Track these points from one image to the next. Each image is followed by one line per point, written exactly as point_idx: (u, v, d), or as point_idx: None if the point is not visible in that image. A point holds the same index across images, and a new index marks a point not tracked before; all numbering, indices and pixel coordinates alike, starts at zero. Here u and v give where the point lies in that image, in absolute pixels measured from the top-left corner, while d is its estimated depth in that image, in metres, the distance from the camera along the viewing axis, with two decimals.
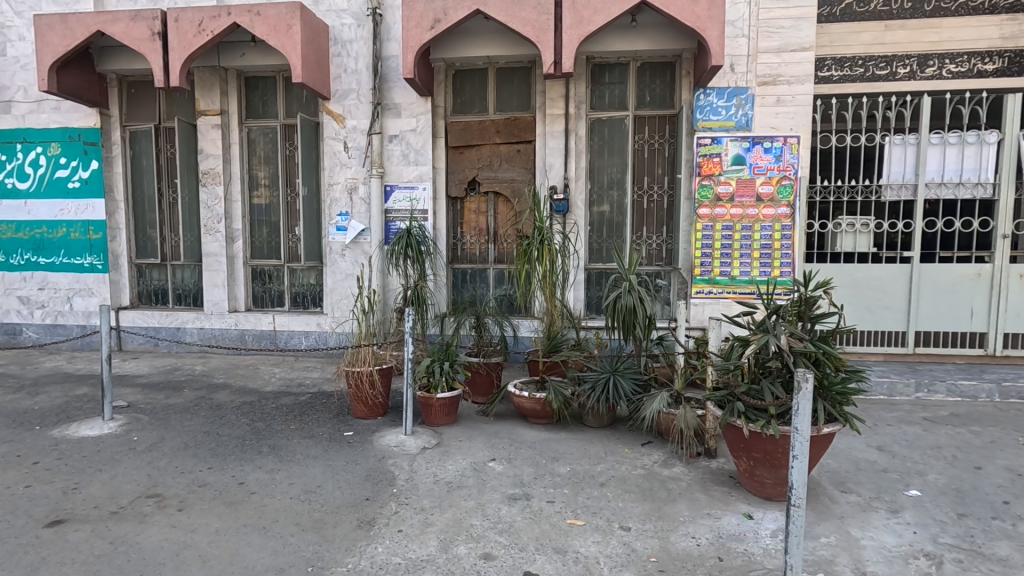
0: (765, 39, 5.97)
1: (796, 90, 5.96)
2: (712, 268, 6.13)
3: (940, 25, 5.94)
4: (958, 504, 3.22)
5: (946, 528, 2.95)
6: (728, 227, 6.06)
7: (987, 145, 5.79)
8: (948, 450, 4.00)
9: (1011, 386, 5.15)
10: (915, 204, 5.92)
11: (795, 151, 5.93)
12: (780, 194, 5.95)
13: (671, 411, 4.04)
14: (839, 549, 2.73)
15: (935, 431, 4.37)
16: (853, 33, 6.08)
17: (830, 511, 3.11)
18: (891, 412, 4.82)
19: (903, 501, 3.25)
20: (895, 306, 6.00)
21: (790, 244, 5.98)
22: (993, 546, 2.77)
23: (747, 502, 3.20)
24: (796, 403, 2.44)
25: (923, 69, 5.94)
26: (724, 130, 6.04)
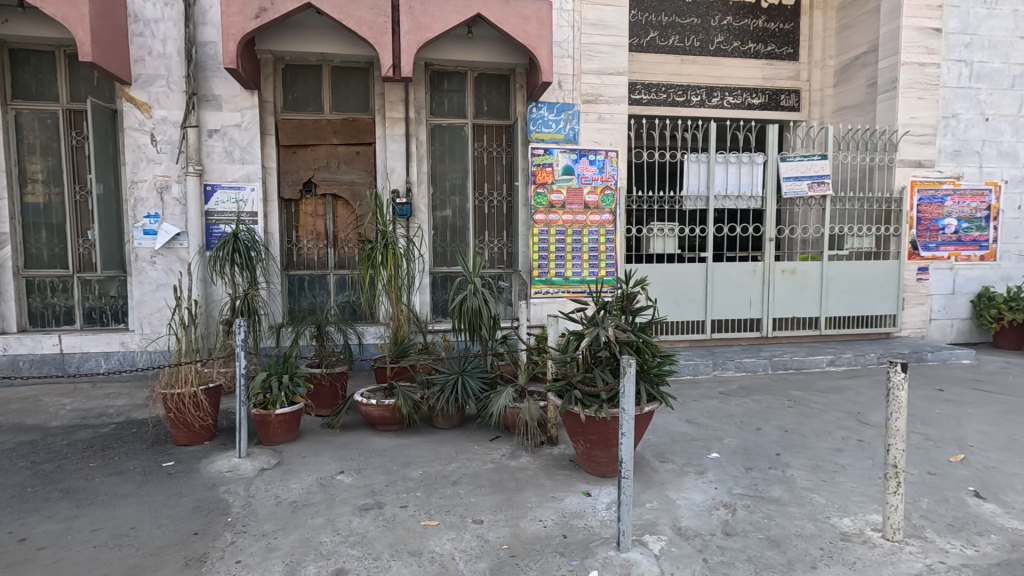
0: (587, 61, 6.60)
1: (613, 109, 6.69)
2: (548, 269, 6.57)
3: (721, 63, 8.11)
4: (746, 460, 3.90)
5: (738, 480, 3.57)
6: (561, 232, 6.56)
7: (756, 165, 7.04)
8: (737, 417, 4.82)
9: (779, 360, 6.36)
10: (708, 212, 6.99)
11: (615, 164, 6.65)
12: (603, 203, 6.62)
13: (517, 405, 4.28)
14: (660, 512, 3.14)
15: (728, 402, 5.23)
16: (659, 63, 7.93)
17: (653, 479, 3.55)
18: (696, 389, 5.66)
19: (707, 463, 3.84)
20: (696, 299, 7.03)
21: (613, 247, 6.69)
22: (771, 490, 3.42)
23: (585, 481, 3.52)
24: (623, 386, 2.75)
25: (710, 98, 8.12)
26: (555, 142, 6.53)
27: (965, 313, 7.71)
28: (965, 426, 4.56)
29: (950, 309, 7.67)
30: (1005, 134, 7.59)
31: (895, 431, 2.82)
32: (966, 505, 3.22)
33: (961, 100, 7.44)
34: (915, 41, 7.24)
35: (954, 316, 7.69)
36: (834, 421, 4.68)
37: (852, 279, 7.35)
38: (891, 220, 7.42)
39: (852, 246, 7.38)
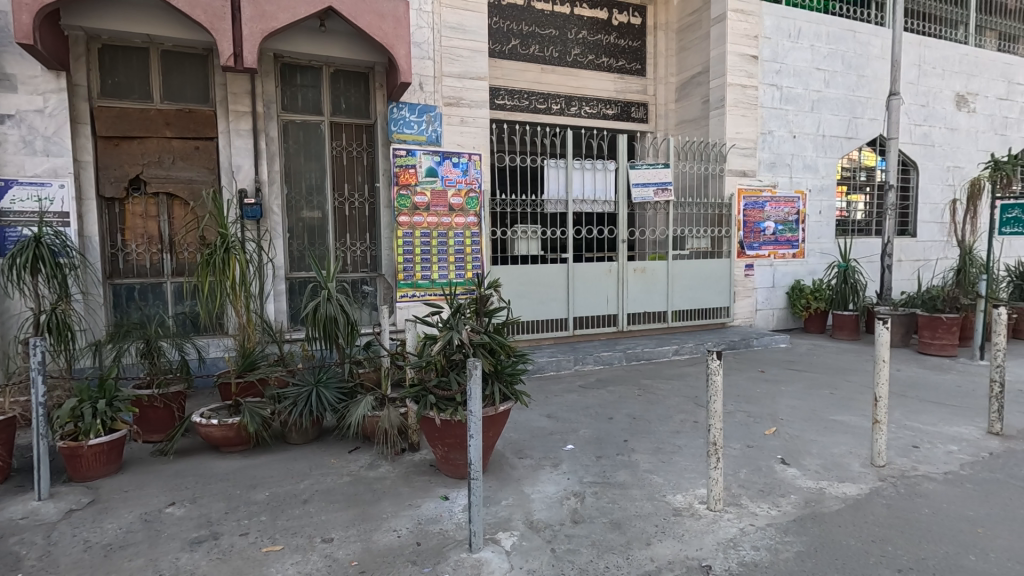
0: (448, 64, 6.61)
1: (475, 113, 6.77)
2: (414, 273, 6.47)
3: (578, 74, 8.59)
4: (597, 449, 4.15)
5: (588, 469, 3.78)
6: (427, 234, 6.49)
7: (609, 171, 7.56)
8: (593, 408, 5.12)
9: (633, 352, 6.87)
10: (567, 215, 7.34)
11: (478, 167, 6.75)
12: (468, 205, 6.69)
13: (376, 413, 4.15)
14: (515, 507, 3.22)
15: (586, 395, 5.54)
16: (521, 70, 8.18)
17: (510, 476, 3.64)
18: (558, 384, 5.92)
19: (562, 455, 4.03)
20: (558, 298, 7.36)
21: (479, 250, 6.78)
22: (617, 475, 3.67)
23: (444, 485, 3.51)
24: (470, 389, 2.77)
25: (569, 107, 8.58)
26: (417, 143, 6.43)
27: (782, 303, 8.93)
28: (779, 401, 5.27)
29: (771, 300, 8.83)
30: (808, 149, 8.91)
31: (714, 411, 3.17)
32: (774, 471, 3.71)
33: (775, 119, 8.60)
34: (738, 65, 8.24)
35: (774, 306, 8.86)
36: (675, 406, 5.16)
37: (693, 276, 8.17)
38: (723, 223, 8.36)
39: (692, 246, 8.19)
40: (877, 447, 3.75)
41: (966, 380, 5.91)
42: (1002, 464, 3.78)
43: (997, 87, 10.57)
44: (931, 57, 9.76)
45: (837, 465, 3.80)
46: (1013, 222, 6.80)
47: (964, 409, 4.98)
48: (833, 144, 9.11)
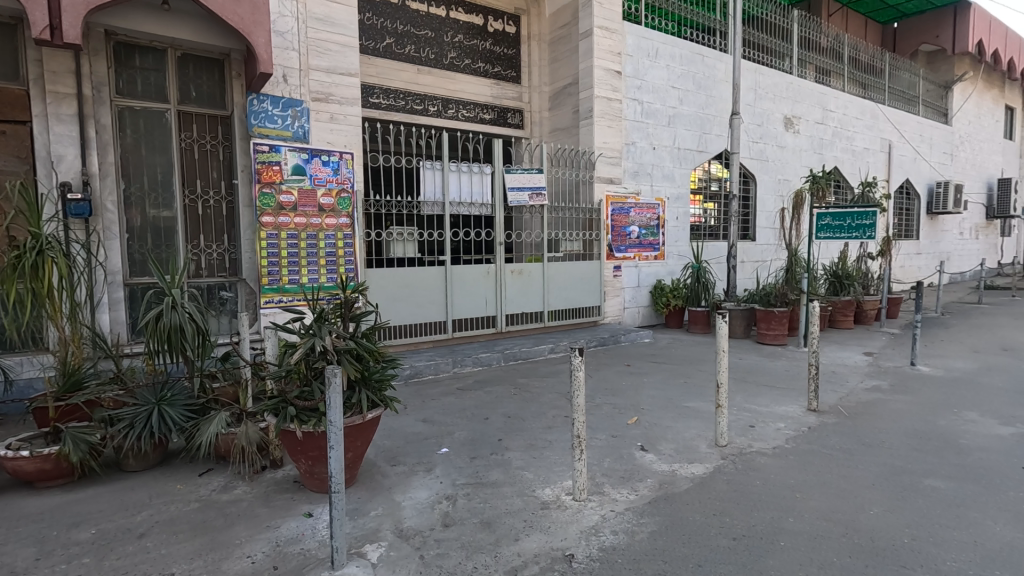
0: (315, 57, 6.28)
1: (346, 110, 6.51)
2: (280, 277, 6.05)
3: (455, 78, 8.63)
4: (471, 450, 4.16)
5: (462, 471, 3.78)
6: (293, 236, 6.10)
7: (485, 174, 7.65)
8: (469, 410, 5.13)
9: (510, 352, 7.02)
10: (444, 217, 7.30)
11: (350, 167, 6.48)
12: (340, 205, 6.40)
13: (231, 431, 3.79)
14: (384, 517, 3.13)
15: (464, 397, 5.55)
16: (396, 69, 8.02)
17: (381, 485, 3.53)
18: (436, 387, 5.87)
19: (436, 459, 3.99)
20: (437, 301, 7.30)
21: (352, 252, 6.50)
22: (489, 475, 3.71)
23: (308, 502, 3.31)
24: (329, 398, 2.64)
25: (446, 110, 8.59)
26: (281, 139, 6.02)
27: (646, 301, 9.65)
28: (641, 392, 5.68)
29: (637, 298, 9.50)
30: (666, 160, 9.73)
31: (577, 406, 3.38)
32: (634, 458, 3.98)
33: (637, 131, 9.29)
34: (604, 79, 8.77)
35: (640, 304, 9.56)
36: (549, 402, 5.34)
37: (567, 277, 8.53)
38: (593, 227, 8.85)
39: (566, 249, 8.54)
40: (720, 428, 4.18)
41: (793, 365, 6.81)
42: (817, 436, 4.39)
43: (814, 113, 12.34)
44: (765, 83, 11.15)
45: (688, 448, 4.17)
46: (826, 229, 7.95)
47: (791, 390, 5.72)
48: (687, 157, 10.04)
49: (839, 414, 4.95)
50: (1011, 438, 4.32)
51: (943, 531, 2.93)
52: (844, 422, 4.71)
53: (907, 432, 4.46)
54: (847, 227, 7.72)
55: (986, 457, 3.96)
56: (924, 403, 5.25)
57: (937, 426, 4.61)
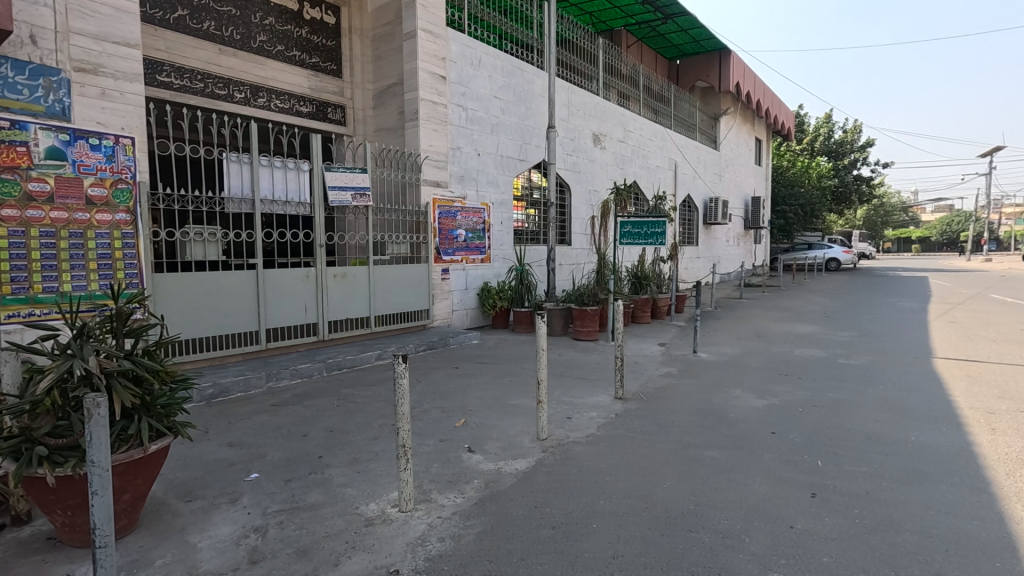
0: (78, 19, 5.21)
1: (123, 87, 5.51)
2: (29, 286, 4.86)
3: (266, 64, 8.13)
4: (287, 472, 3.79)
5: (275, 497, 3.41)
6: (50, 234, 4.97)
7: (302, 171, 7.13)
8: (285, 427, 4.68)
9: (333, 361, 6.60)
10: (254, 216, 6.61)
11: (130, 153, 5.50)
12: (116, 199, 5.38)
13: None
14: (173, 565, 2.67)
15: (278, 413, 5.05)
16: (191, 47, 7.27)
17: (171, 527, 3.02)
18: (245, 406, 5.25)
19: (243, 487, 3.54)
20: (247, 308, 6.56)
21: (135, 253, 5.52)
22: (307, 497, 3.40)
23: (67, 562, 2.69)
24: (89, 435, 2.20)
25: (256, 98, 8.01)
26: (28, 113, 4.81)
27: (474, 303, 9.86)
28: (469, 393, 5.75)
29: (465, 301, 9.65)
30: (490, 167, 10.05)
31: (402, 414, 3.30)
32: (461, 461, 3.99)
33: (463, 136, 9.44)
34: (428, 82, 8.74)
35: (468, 306, 9.73)
36: (375, 411, 5.11)
37: (394, 280, 8.31)
38: (420, 230, 8.75)
39: (392, 251, 8.36)
40: (541, 423, 4.41)
41: (603, 358, 7.50)
42: (623, 422, 4.87)
43: (617, 132, 13.85)
44: (576, 101, 12.19)
45: (512, 444, 4.32)
46: (627, 235, 8.92)
47: (601, 381, 6.28)
48: (510, 164, 10.50)
49: (641, 400, 5.57)
50: (764, 409, 5.28)
51: (718, 494, 3.45)
52: (644, 407, 5.31)
53: (692, 411, 5.19)
54: (644, 235, 8.75)
55: (747, 426, 4.77)
56: (704, 385, 6.17)
57: (713, 404, 5.45)
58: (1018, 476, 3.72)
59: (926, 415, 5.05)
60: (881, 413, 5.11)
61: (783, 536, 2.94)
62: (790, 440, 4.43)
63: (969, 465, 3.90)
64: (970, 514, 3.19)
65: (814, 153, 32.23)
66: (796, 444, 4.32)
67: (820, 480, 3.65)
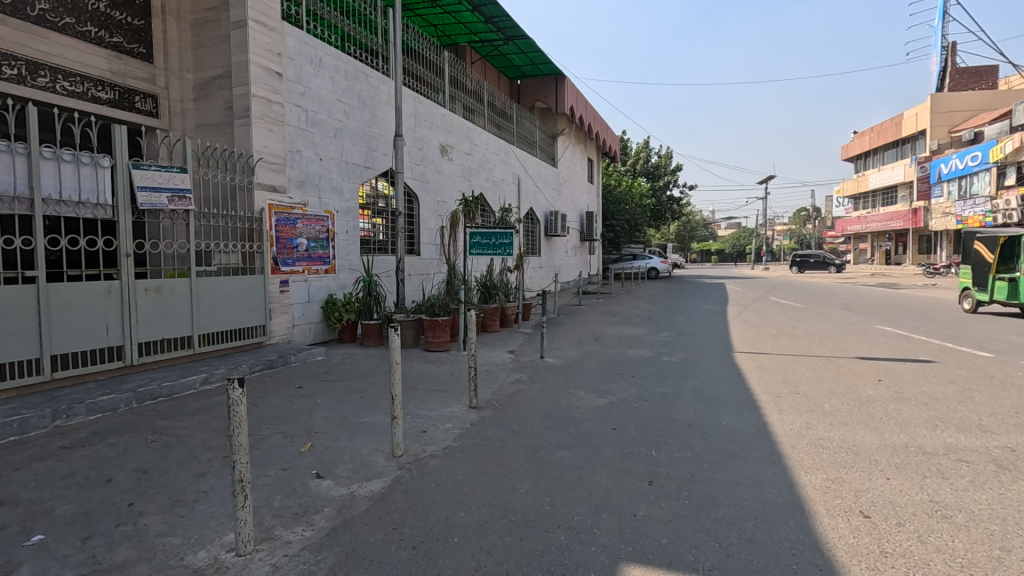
0: None
1: None
2: None
3: (48, 38, 6.84)
4: (83, 528, 3.13)
5: (67, 561, 2.80)
6: None
7: (101, 167, 6.06)
8: (80, 474, 3.88)
9: (145, 390, 5.67)
10: (33, 219, 5.44)
11: None
12: None
13: None
14: None
15: (70, 457, 4.18)
16: None
17: None
18: (21, 452, 4.25)
19: (20, 555, 2.84)
20: (24, 332, 5.36)
21: None
22: (113, 556, 2.84)
23: None
24: None
25: (35, 76, 6.68)
26: None
27: (317, 317, 9.23)
28: (314, 415, 5.34)
29: (307, 314, 8.99)
30: (333, 172, 9.52)
31: (239, 445, 2.94)
32: (308, 489, 3.67)
33: (302, 139, 8.82)
34: (261, 77, 8.03)
35: (310, 320, 9.07)
36: (201, 444, 4.49)
37: (221, 294, 7.42)
38: (253, 238, 7.96)
39: (220, 262, 7.48)
40: (396, 439, 4.25)
41: (455, 368, 7.51)
42: (477, 431, 4.91)
43: (463, 144, 14.09)
44: (423, 111, 12.16)
45: (365, 465, 4.09)
46: (477, 246, 9.04)
47: (454, 392, 6.28)
48: (355, 171, 10.07)
49: (493, 407, 5.66)
50: (605, 407, 5.72)
51: (570, 492, 3.63)
52: (497, 414, 5.41)
53: (541, 415, 5.41)
54: (492, 245, 8.97)
55: (591, 424, 5.12)
56: (550, 389, 6.49)
57: (559, 406, 5.75)
58: (799, 447, 4.50)
59: (731, 401, 5.90)
60: (697, 403, 5.84)
61: (629, 524, 3.19)
62: (628, 434, 4.85)
63: (765, 442, 4.63)
64: (769, 483, 3.77)
65: (636, 174, 36.11)
66: (633, 437, 4.74)
67: (655, 468, 4.04)
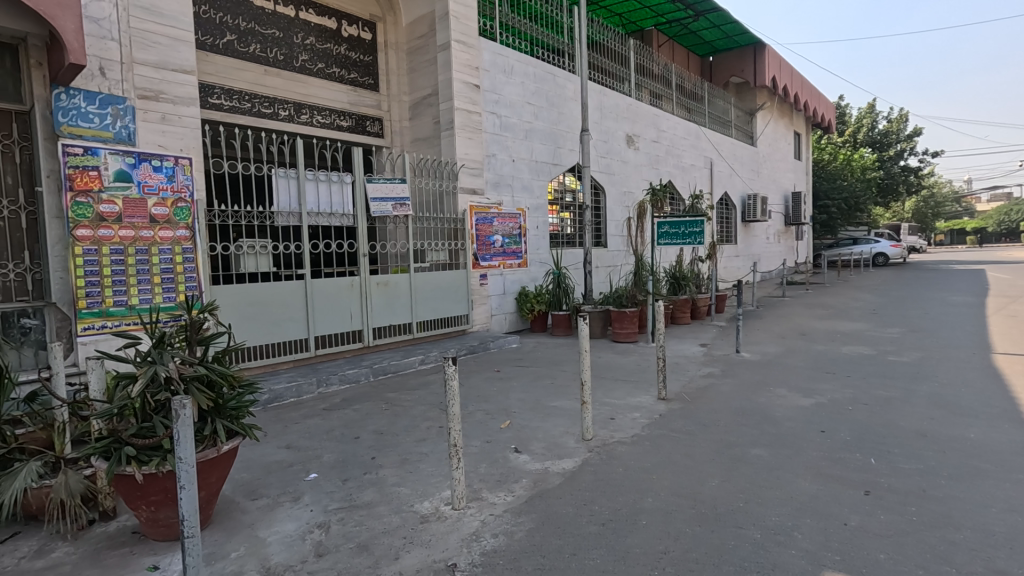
0: (140, 50, 5.70)
1: (181, 111, 5.99)
2: (102, 300, 5.33)
3: (308, 83, 8.54)
4: (342, 472, 3.97)
5: (333, 496, 3.59)
6: (119, 251, 5.42)
7: (346, 184, 7.41)
8: (337, 430, 4.89)
9: (378, 367, 6.82)
10: (301, 228, 6.93)
11: (188, 173, 5.96)
12: (177, 216, 5.84)
13: (45, 483, 3.26)
14: (247, 557, 2.86)
15: (329, 417, 5.28)
16: (238, 69, 7.71)
17: (240, 523, 3.23)
18: (298, 410, 5.50)
19: (303, 487, 3.73)
20: (296, 317, 6.86)
21: (194, 267, 5.95)
22: (363, 496, 3.56)
23: (152, 553, 2.94)
24: (177, 433, 2.38)
25: (299, 115, 8.44)
26: (99, 140, 5.33)
27: (512, 308, 9.98)
28: (511, 396, 5.86)
29: (503, 305, 9.79)
30: (524, 172, 10.17)
31: (453, 415, 3.42)
32: (508, 461, 4.09)
33: (496, 143, 9.60)
34: (462, 92, 8.97)
35: (506, 311, 9.86)
36: (420, 415, 5.28)
37: (433, 287, 8.50)
38: (458, 237, 8.95)
39: (432, 259, 8.57)
40: (586, 424, 4.46)
41: (643, 360, 7.50)
42: (666, 422, 4.88)
43: (650, 132, 13.78)
44: (608, 104, 12.22)
45: (556, 445, 4.40)
46: (665, 235, 8.85)
47: (642, 382, 6.31)
48: (544, 169, 10.61)
49: (683, 400, 5.56)
50: (811, 407, 5.20)
51: (766, 491, 3.44)
52: (687, 407, 5.31)
53: (734, 411, 5.16)
54: (682, 235, 8.68)
55: (793, 425, 4.71)
56: (746, 385, 6.10)
57: (756, 403, 5.39)
58: None
59: (983, 411, 4.89)
60: (933, 411, 4.97)
61: (835, 533, 2.93)
62: (839, 438, 4.36)
63: None
64: None
65: (857, 144, 31.16)
66: (846, 442, 4.25)
67: (872, 478, 3.59)
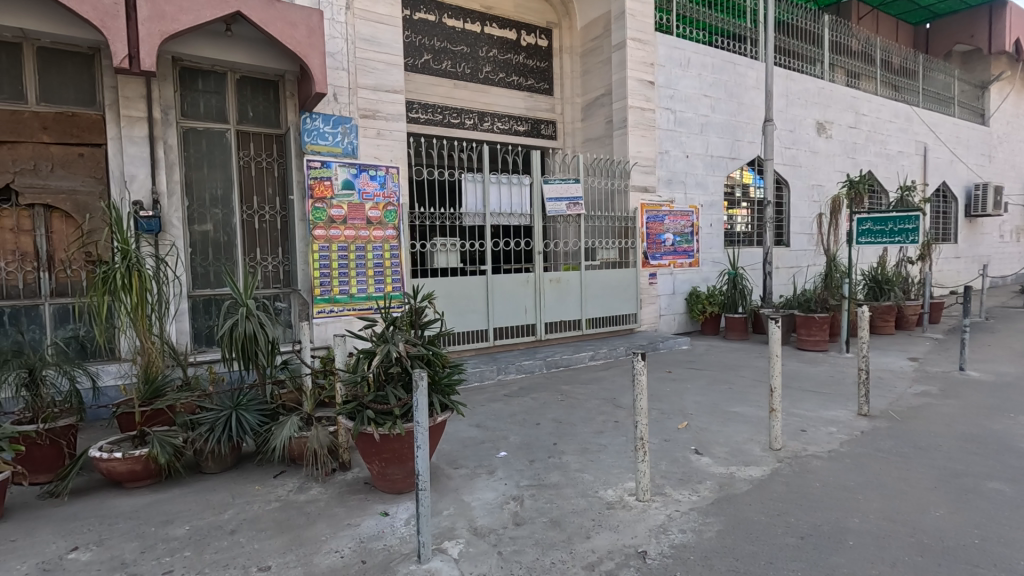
0: (363, 76, 6.69)
1: (391, 126, 6.90)
2: (331, 288, 6.39)
3: (490, 92, 9.21)
4: (529, 454, 4.29)
5: (523, 473, 3.91)
6: (344, 248, 6.45)
7: (524, 185, 7.86)
8: (519, 415, 5.27)
9: (551, 360, 7.15)
10: (485, 228, 7.53)
11: (396, 180, 6.83)
12: (387, 218, 6.75)
13: (303, 434, 4.07)
14: (457, 517, 3.28)
15: (511, 403, 5.70)
16: (433, 85, 8.59)
17: (447, 486, 3.69)
18: (482, 394, 6.03)
19: (496, 462, 4.12)
20: (479, 309, 7.49)
21: (398, 262, 6.84)
22: (550, 477, 3.83)
23: (382, 501, 3.51)
24: (415, 400, 2.85)
25: (482, 122, 9.15)
26: (332, 155, 6.38)
27: (682, 308, 9.69)
28: (686, 398, 5.74)
29: (672, 306, 9.55)
30: (699, 168, 9.79)
31: (641, 409, 3.51)
32: (689, 461, 4.06)
33: (670, 140, 9.39)
34: (637, 90, 8.93)
35: (676, 311, 9.61)
36: (595, 408, 5.45)
37: (603, 285, 8.63)
38: (628, 235, 8.94)
39: (602, 257, 8.68)
40: (775, 432, 4.23)
41: (836, 371, 6.79)
42: (870, 440, 4.41)
43: (846, 117, 12.28)
44: (797, 89, 11.17)
45: (740, 451, 4.24)
46: (866, 233, 7.86)
47: (837, 395, 5.73)
48: (720, 163, 10.09)
49: (891, 418, 4.95)
50: None
51: (1009, 531, 2.96)
52: (896, 426, 4.72)
53: (961, 436, 4.46)
54: (888, 232, 7.64)
55: None
56: (975, 408, 5.21)
57: (991, 430, 4.59)
58: None
59: None
60: None
61: None
62: None
63: None
64: None
65: None
66: None
67: None
